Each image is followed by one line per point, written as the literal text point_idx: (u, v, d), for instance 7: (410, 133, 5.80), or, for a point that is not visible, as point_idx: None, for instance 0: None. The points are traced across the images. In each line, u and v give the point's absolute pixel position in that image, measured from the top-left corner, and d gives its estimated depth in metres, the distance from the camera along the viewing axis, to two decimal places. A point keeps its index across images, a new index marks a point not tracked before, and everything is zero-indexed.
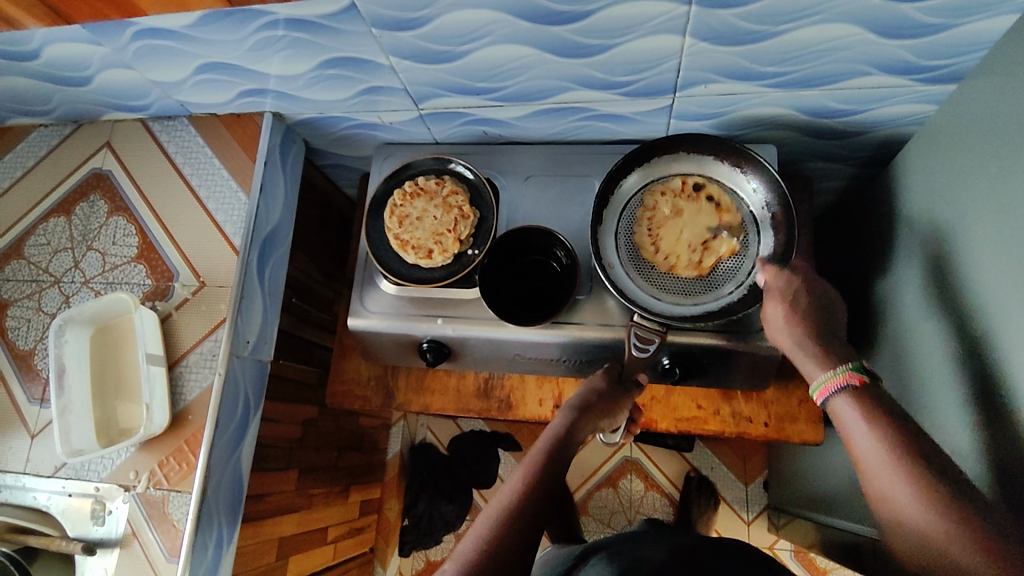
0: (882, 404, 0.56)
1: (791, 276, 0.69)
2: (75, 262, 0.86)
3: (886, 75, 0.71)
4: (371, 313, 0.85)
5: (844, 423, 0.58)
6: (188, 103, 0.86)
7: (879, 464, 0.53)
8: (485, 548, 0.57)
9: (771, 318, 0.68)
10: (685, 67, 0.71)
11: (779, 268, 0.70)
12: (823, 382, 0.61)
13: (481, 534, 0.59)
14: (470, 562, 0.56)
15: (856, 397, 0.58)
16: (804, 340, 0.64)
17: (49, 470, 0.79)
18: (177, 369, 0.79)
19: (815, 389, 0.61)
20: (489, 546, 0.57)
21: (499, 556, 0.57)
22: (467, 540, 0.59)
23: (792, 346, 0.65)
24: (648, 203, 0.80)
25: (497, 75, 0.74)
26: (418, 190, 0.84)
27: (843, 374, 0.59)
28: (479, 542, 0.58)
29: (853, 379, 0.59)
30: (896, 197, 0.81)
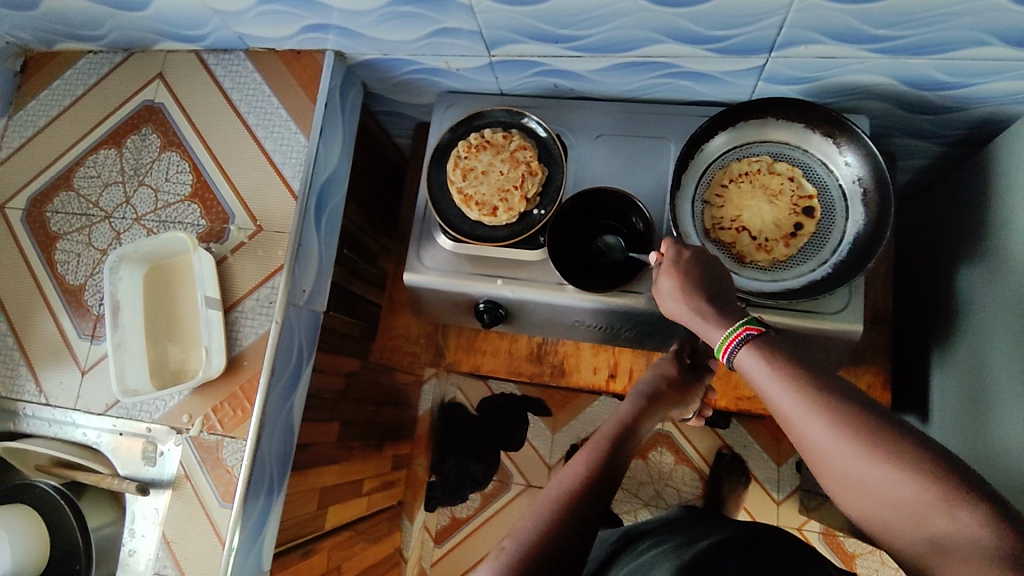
0: (781, 351, 0.54)
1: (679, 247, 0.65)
2: (127, 197, 0.83)
3: (1008, 46, 0.65)
4: (428, 269, 0.82)
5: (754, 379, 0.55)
6: (246, 36, 0.81)
7: (799, 415, 0.50)
8: (550, 525, 0.56)
9: (661, 292, 0.65)
10: (789, 24, 0.66)
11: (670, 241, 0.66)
12: (724, 340, 0.58)
13: (545, 510, 0.58)
14: (534, 538, 0.55)
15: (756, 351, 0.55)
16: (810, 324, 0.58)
17: (100, 408, 0.78)
18: (232, 314, 0.77)
19: (718, 349, 0.59)
20: (554, 523, 0.56)
21: (563, 532, 0.56)
22: (529, 513, 0.58)
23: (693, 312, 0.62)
24: (750, 165, 0.75)
25: (582, 22, 0.69)
26: (484, 143, 0.80)
27: (740, 329, 0.58)
28: (544, 519, 0.57)
29: (750, 332, 0.57)
30: (993, 180, 0.76)
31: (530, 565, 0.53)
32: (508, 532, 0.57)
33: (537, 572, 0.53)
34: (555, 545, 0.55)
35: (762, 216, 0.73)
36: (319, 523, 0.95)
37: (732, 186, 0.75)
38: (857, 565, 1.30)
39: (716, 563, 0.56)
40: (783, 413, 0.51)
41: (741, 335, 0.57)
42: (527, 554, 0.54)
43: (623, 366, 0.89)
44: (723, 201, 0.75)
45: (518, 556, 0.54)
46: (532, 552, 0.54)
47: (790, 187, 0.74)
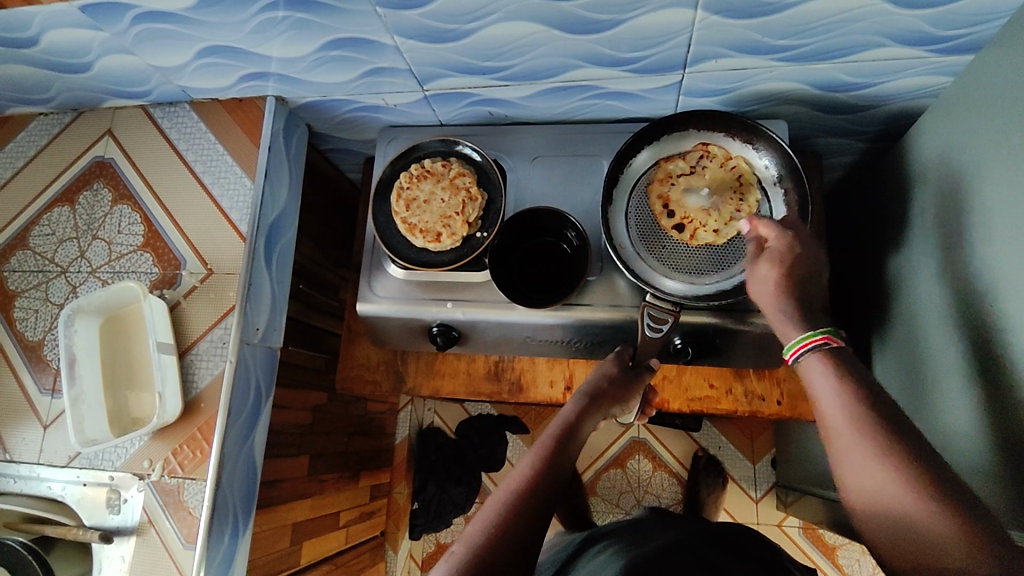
0: (851, 367, 0.57)
1: (790, 239, 0.65)
2: (82, 251, 0.86)
3: (902, 47, 0.69)
4: (380, 298, 0.84)
5: (812, 382, 0.58)
6: (189, 88, 0.84)
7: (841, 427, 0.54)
8: (496, 529, 0.57)
9: (756, 276, 0.66)
10: (696, 42, 0.70)
11: (778, 227, 0.66)
12: (798, 341, 0.60)
13: (490, 516, 0.58)
14: (480, 542, 0.56)
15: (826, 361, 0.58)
16: (785, 304, 0.63)
17: (63, 460, 0.79)
18: (187, 358, 0.79)
19: (787, 351, 0.61)
20: (498, 528, 0.57)
21: (509, 538, 0.57)
22: (477, 520, 0.59)
23: (775, 309, 0.63)
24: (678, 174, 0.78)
25: (504, 53, 0.73)
26: (424, 172, 0.83)
27: (820, 335, 0.59)
28: (490, 523, 0.57)
29: (829, 341, 0.59)
30: (907, 172, 0.80)
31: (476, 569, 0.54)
32: (455, 539, 0.58)
33: None
34: (502, 548, 0.56)
35: (688, 190, 0.76)
36: (294, 559, 0.96)
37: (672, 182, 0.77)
38: (839, 557, 1.32)
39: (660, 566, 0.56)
40: (830, 427, 0.55)
41: (814, 342, 0.59)
42: (474, 560, 0.55)
43: (578, 377, 0.91)
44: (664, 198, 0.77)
45: (466, 561, 0.54)
46: (478, 556, 0.55)
47: (750, 200, 0.75)
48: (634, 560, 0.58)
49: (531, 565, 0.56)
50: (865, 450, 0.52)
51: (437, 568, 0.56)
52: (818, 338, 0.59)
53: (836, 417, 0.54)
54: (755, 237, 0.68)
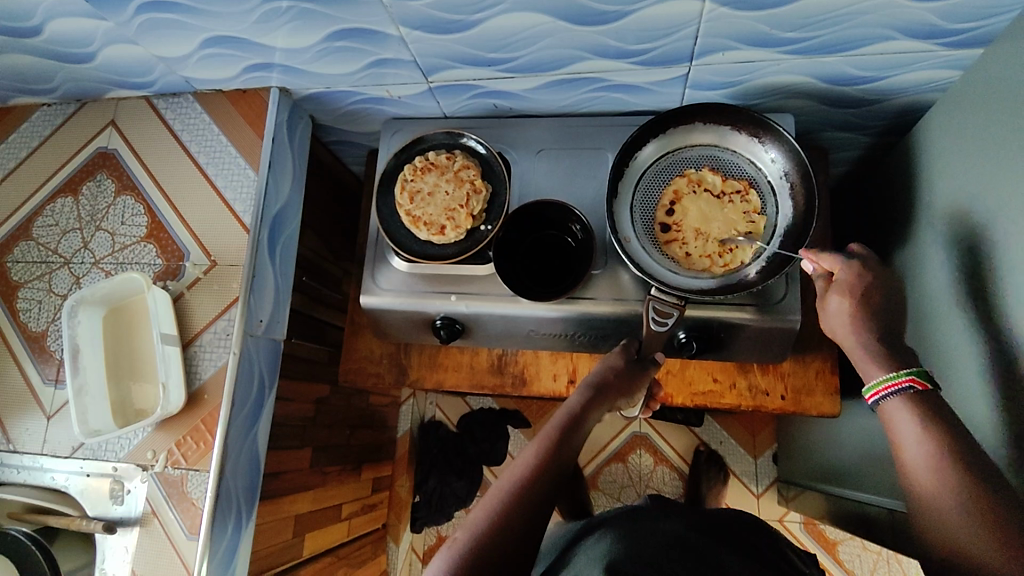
0: (941, 414, 0.56)
1: (858, 268, 0.66)
2: (85, 242, 0.85)
3: (911, 40, 0.69)
4: (383, 291, 0.84)
5: (899, 427, 0.57)
6: (193, 79, 0.84)
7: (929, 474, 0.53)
8: (497, 518, 0.57)
9: (830, 311, 0.66)
10: (703, 34, 0.69)
11: (844, 258, 0.67)
12: (880, 381, 0.60)
13: (493, 504, 0.58)
14: (483, 530, 0.56)
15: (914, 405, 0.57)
16: (868, 342, 0.63)
17: (67, 450, 0.79)
18: (191, 349, 0.79)
19: (868, 389, 0.61)
20: (500, 516, 0.57)
21: (512, 527, 0.57)
22: (480, 509, 0.59)
23: (854, 343, 0.64)
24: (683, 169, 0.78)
25: (510, 45, 0.72)
26: (429, 165, 0.82)
27: (904, 376, 0.59)
28: (493, 512, 0.57)
29: (915, 384, 0.58)
30: (915, 166, 0.80)
31: (478, 556, 0.54)
32: (458, 526, 0.58)
33: (488, 566, 0.54)
34: (505, 537, 0.56)
35: (704, 201, 0.77)
36: (297, 551, 0.96)
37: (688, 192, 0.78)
38: (840, 552, 1.32)
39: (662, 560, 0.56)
40: (916, 471, 0.54)
41: (901, 383, 0.58)
42: (478, 548, 0.55)
43: (581, 371, 0.91)
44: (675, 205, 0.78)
45: (469, 549, 0.54)
46: (480, 544, 0.55)
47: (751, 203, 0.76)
48: (636, 551, 0.58)
49: (532, 555, 0.56)
50: (946, 488, 0.52)
51: (439, 554, 0.56)
52: (907, 378, 0.59)
53: (922, 465, 0.54)
54: (823, 271, 0.69)
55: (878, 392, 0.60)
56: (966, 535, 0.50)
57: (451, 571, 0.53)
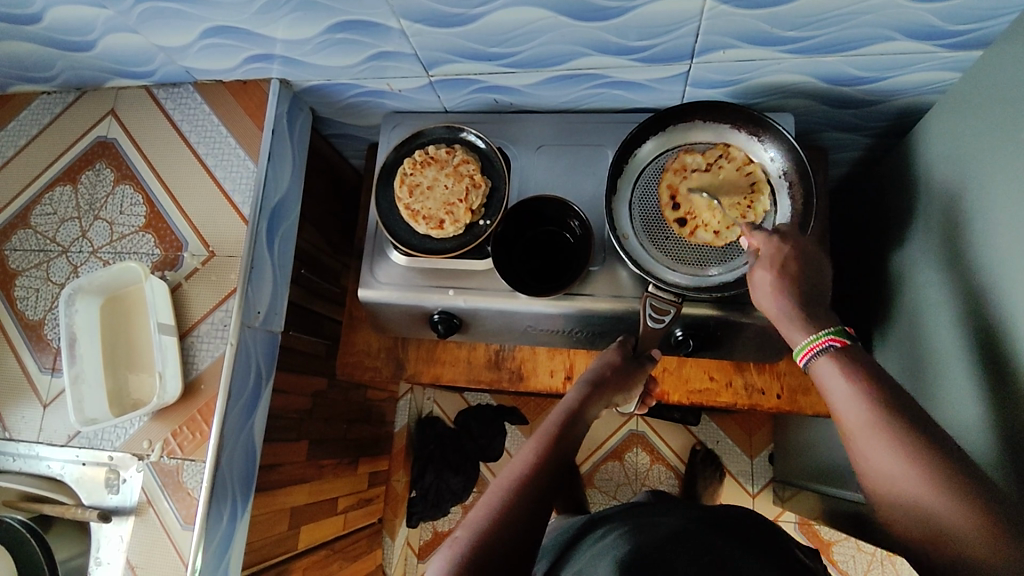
0: (864, 365, 0.57)
1: (778, 242, 0.66)
2: (83, 231, 0.85)
3: (912, 41, 0.69)
4: (381, 284, 0.84)
5: (827, 385, 0.58)
6: (193, 69, 0.84)
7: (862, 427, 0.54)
8: (497, 516, 0.57)
9: (755, 285, 0.66)
10: (704, 31, 0.69)
11: (766, 233, 0.67)
12: (806, 344, 0.61)
13: (493, 502, 0.58)
14: (483, 529, 0.56)
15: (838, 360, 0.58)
16: (789, 308, 0.63)
17: (63, 439, 0.79)
18: (188, 339, 0.79)
19: (796, 353, 0.61)
20: (501, 514, 0.57)
21: (511, 524, 0.57)
22: (480, 507, 0.59)
23: (777, 312, 0.64)
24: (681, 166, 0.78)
25: (511, 39, 0.72)
26: (428, 159, 0.82)
27: (825, 337, 0.59)
28: (493, 510, 0.57)
29: (835, 342, 0.59)
30: (913, 167, 0.80)
31: (479, 555, 0.54)
32: (458, 525, 0.58)
33: (488, 562, 0.54)
34: (504, 533, 0.56)
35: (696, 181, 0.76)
36: (292, 543, 0.96)
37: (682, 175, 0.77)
38: (834, 553, 1.32)
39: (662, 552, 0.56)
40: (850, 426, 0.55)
41: (824, 343, 0.59)
42: (478, 547, 0.55)
43: (578, 368, 0.91)
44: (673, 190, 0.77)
45: (470, 548, 0.55)
46: (481, 542, 0.55)
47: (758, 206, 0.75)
48: (636, 547, 0.58)
49: (532, 552, 0.56)
50: (876, 437, 0.53)
51: (439, 552, 0.56)
52: (828, 338, 0.59)
53: (853, 417, 0.55)
54: (750, 246, 0.69)
55: (803, 354, 0.60)
56: (897, 479, 0.51)
57: (454, 570, 0.53)
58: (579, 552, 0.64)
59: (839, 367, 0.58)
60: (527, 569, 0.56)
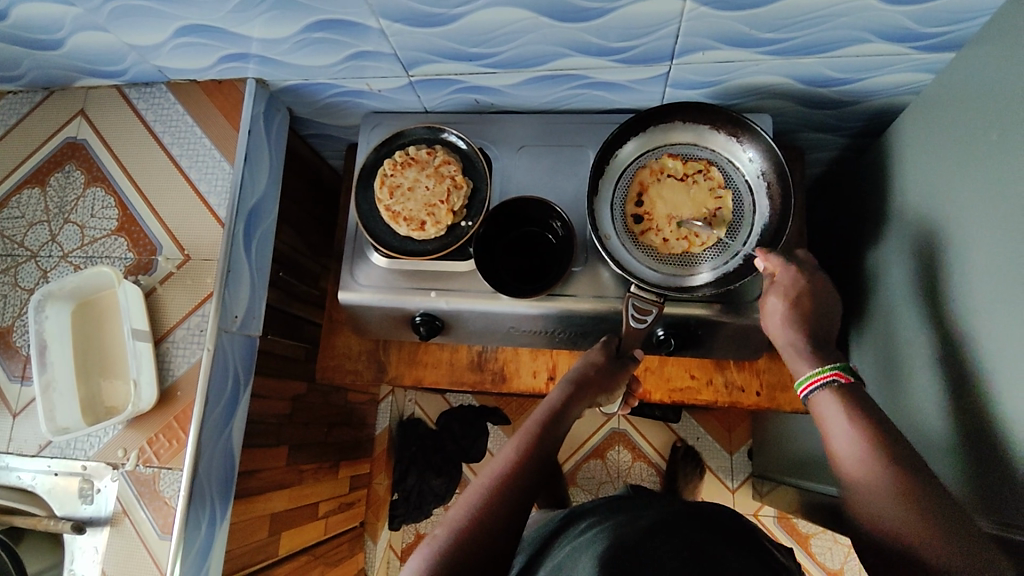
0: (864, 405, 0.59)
1: (796, 272, 0.69)
2: (53, 235, 0.83)
3: (885, 43, 0.70)
4: (362, 286, 0.83)
5: (826, 418, 0.60)
6: (166, 69, 0.82)
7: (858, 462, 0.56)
8: (476, 515, 0.57)
9: (768, 312, 0.70)
10: (684, 33, 0.70)
11: (784, 260, 0.70)
12: (810, 376, 0.63)
13: (473, 500, 0.58)
14: (462, 526, 0.56)
15: (837, 394, 0.61)
16: (796, 340, 0.67)
17: (34, 449, 0.77)
18: (163, 345, 0.77)
19: (799, 384, 0.64)
20: (479, 513, 0.57)
21: (490, 521, 0.56)
22: (459, 504, 0.59)
23: (786, 339, 0.68)
24: (661, 167, 0.79)
25: (491, 40, 0.72)
26: (408, 160, 0.82)
27: (831, 371, 0.62)
28: (472, 508, 0.57)
29: (839, 377, 0.62)
30: (887, 167, 0.82)
31: (454, 554, 0.54)
32: (438, 522, 0.58)
33: (465, 559, 0.54)
34: (483, 531, 0.56)
35: (668, 187, 0.78)
36: (272, 550, 0.94)
37: (655, 176, 0.78)
38: (812, 546, 1.34)
39: (646, 544, 0.55)
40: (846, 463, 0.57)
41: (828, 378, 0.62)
42: (457, 544, 0.54)
43: (561, 368, 0.91)
44: (645, 191, 0.78)
45: (448, 546, 0.54)
46: (458, 542, 0.54)
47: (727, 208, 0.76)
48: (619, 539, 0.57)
49: (509, 551, 0.56)
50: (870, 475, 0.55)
51: (418, 549, 0.55)
52: (833, 372, 0.62)
53: (847, 449, 0.57)
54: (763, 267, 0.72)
55: (805, 389, 0.63)
56: (883, 513, 0.53)
57: (430, 569, 0.53)
58: (558, 548, 0.63)
59: (838, 402, 0.60)
60: (506, 567, 0.56)
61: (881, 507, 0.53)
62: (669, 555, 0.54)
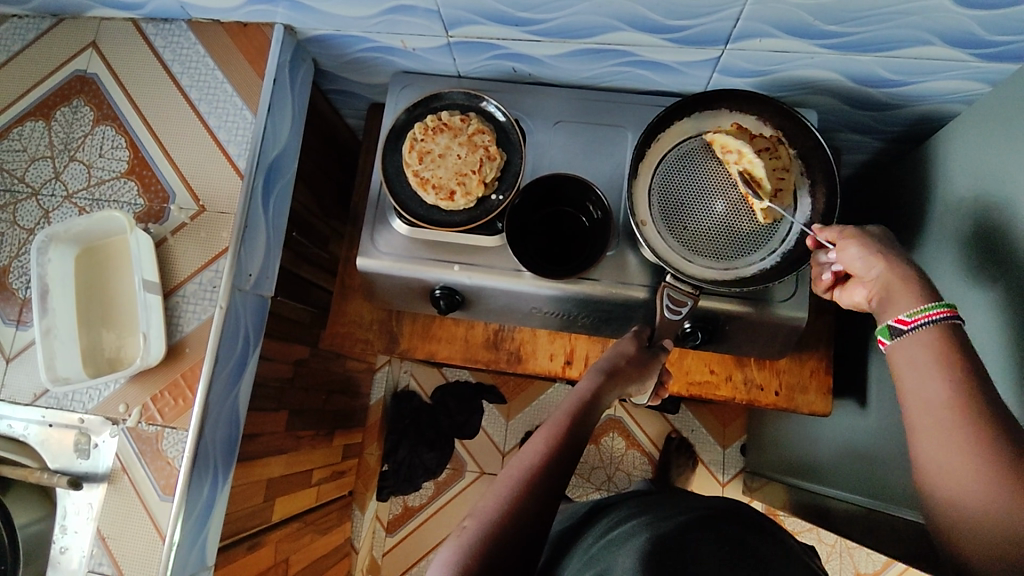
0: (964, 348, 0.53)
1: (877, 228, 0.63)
2: (57, 172, 0.78)
3: (948, 47, 0.68)
4: (382, 253, 0.80)
5: (913, 362, 0.55)
6: (189, 5, 0.77)
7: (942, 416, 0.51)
8: (509, 508, 0.55)
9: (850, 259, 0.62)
10: (745, 16, 0.67)
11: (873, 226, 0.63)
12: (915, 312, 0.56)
13: (503, 492, 0.56)
14: (492, 520, 0.54)
15: (945, 337, 0.54)
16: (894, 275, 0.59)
17: (27, 398, 0.73)
18: (172, 299, 0.74)
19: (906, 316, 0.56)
20: (510, 508, 0.55)
21: (521, 516, 0.55)
22: (488, 495, 0.57)
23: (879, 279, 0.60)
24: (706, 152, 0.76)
25: (543, 5, 0.68)
26: (441, 125, 0.78)
27: (939, 309, 0.55)
28: (503, 501, 0.56)
29: (944, 317, 0.55)
30: (929, 174, 0.80)
31: (487, 550, 0.53)
32: (466, 515, 0.57)
33: (495, 554, 0.53)
34: (513, 526, 0.54)
35: (735, 156, 0.73)
36: (266, 516, 0.92)
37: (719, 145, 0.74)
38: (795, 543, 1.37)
39: (688, 542, 0.54)
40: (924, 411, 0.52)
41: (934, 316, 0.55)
42: (488, 540, 0.53)
43: (579, 353, 0.89)
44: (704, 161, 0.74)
45: (478, 541, 0.53)
46: (488, 537, 0.53)
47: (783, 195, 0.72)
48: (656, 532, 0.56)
49: (543, 541, 0.55)
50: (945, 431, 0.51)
51: (447, 542, 0.55)
52: (945, 309, 0.55)
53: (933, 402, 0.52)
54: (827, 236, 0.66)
55: (912, 321, 0.56)
56: (954, 471, 0.50)
57: (460, 563, 0.52)
58: (584, 544, 0.63)
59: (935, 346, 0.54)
60: (534, 563, 0.55)
61: (957, 467, 0.49)
62: (713, 552, 0.53)
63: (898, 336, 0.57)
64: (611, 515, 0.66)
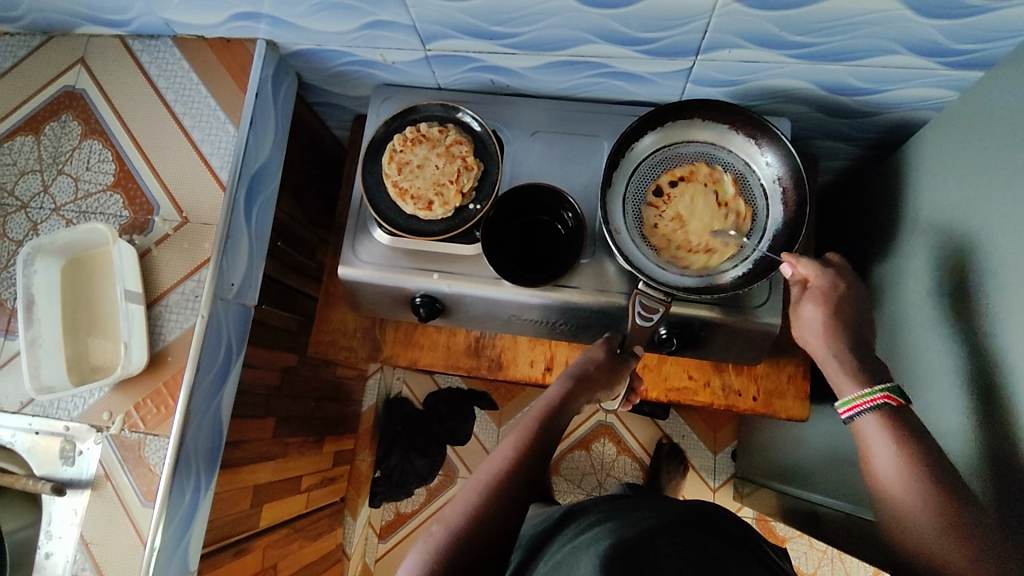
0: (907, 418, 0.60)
1: (833, 277, 0.70)
2: (45, 186, 0.80)
3: (914, 56, 0.69)
4: (363, 263, 0.81)
5: (867, 436, 0.61)
6: (173, 22, 0.79)
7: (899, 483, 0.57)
8: (475, 514, 0.56)
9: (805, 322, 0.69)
10: (713, 28, 0.68)
11: (822, 268, 0.71)
12: (853, 399, 0.63)
13: (470, 498, 0.58)
14: (458, 525, 0.56)
15: (885, 420, 0.60)
16: (841, 354, 0.66)
17: (15, 406, 0.75)
18: (156, 309, 0.75)
19: (844, 403, 0.63)
20: (477, 513, 0.56)
21: (488, 521, 0.56)
22: (457, 501, 0.59)
23: (826, 354, 0.67)
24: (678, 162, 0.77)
25: (515, 19, 0.70)
26: (419, 137, 0.79)
27: (878, 394, 0.61)
28: (470, 507, 0.57)
29: (887, 401, 0.61)
30: (902, 181, 0.81)
31: (453, 554, 0.54)
32: (434, 520, 0.58)
33: (461, 558, 0.54)
34: (480, 530, 0.55)
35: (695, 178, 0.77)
36: (253, 522, 0.93)
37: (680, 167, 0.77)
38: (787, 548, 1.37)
39: (656, 546, 0.55)
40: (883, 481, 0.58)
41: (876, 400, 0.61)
42: (455, 545, 0.55)
43: (559, 359, 0.91)
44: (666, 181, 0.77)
45: (444, 546, 0.55)
46: (454, 542, 0.55)
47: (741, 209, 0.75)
48: (623, 537, 0.57)
49: (510, 546, 0.57)
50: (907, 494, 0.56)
51: (415, 547, 0.56)
52: (882, 395, 0.61)
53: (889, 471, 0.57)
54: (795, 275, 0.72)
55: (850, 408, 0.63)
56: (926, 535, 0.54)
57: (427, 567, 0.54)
58: (555, 546, 0.64)
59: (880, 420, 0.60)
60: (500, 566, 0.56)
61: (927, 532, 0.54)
62: (679, 556, 0.54)
63: (845, 421, 0.64)
64: (584, 519, 0.66)
